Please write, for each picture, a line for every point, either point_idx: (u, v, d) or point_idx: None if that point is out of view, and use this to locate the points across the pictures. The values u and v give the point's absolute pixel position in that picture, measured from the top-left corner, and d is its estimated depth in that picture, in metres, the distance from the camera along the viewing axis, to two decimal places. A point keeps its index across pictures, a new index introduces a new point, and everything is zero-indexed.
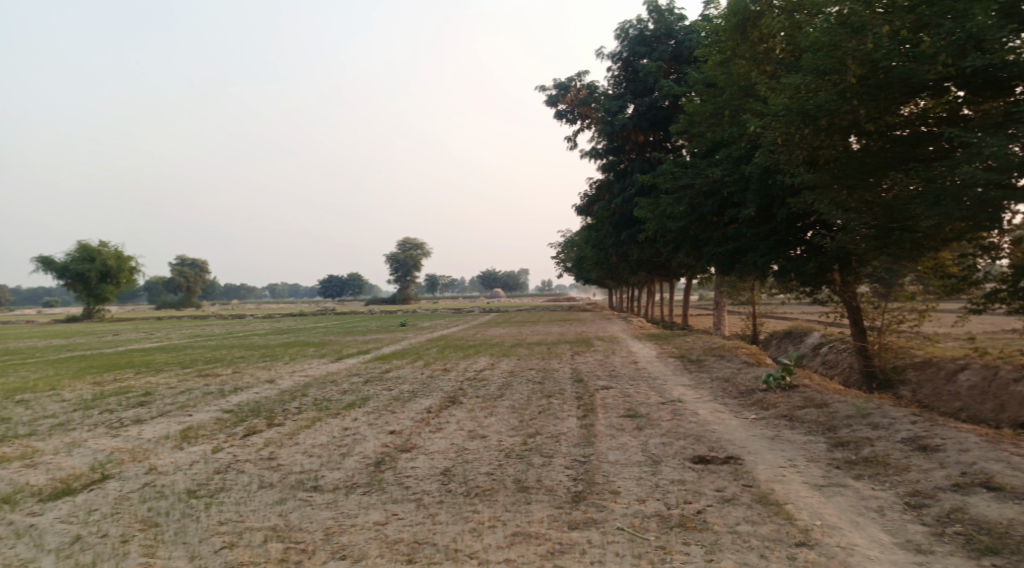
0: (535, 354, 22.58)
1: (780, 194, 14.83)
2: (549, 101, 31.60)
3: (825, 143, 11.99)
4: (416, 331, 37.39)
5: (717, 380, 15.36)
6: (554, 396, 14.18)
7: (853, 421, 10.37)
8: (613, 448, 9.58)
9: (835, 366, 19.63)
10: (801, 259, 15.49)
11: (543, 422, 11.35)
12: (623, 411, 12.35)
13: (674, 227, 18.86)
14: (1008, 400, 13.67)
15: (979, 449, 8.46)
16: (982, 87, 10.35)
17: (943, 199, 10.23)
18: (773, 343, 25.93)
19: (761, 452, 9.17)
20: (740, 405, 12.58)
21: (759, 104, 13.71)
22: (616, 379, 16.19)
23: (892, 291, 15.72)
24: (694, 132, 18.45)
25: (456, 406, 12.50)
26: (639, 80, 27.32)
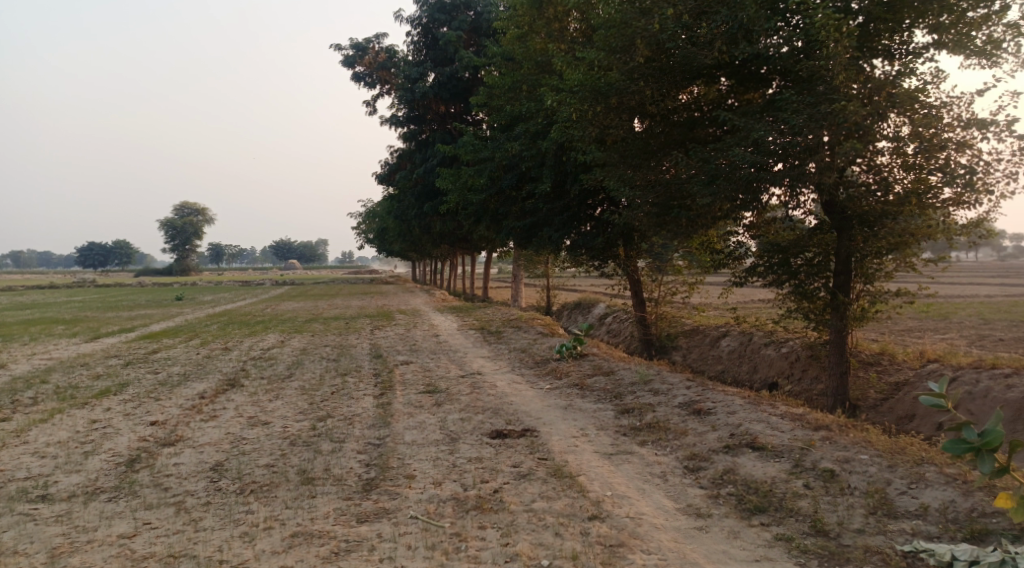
0: (328, 330, 21.71)
1: (573, 170, 15.18)
2: (346, 62, 30.22)
3: (615, 121, 12.39)
4: (199, 307, 34.69)
5: (514, 351, 15.57)
6: (348, 373, 13.60)
7: (638, 388, 10.85)
8: (407, 427, 9.25)
9: (617, 334, 20.90)
10: (591, 234, 16.01)
11: (333, 404, 10.76)
12: (421, 386, 12.06)
13: (474, 200, 18.83)
14: (759, 361, 15.07)
15: (744, 410, 9.08)
16: (745, 79, 11.31)
17: (716, 179, 10.76)
18: (565, 313, 26.95)
19: (555, 423, 9.28)
20: (536, 375, 12.78)
21: (554, 79, 13.88)
22: (415, 353, 15.90)
23: (666, 266, 16.29)
24: (494, 105, 18.40)
25: (236, 391, 11.53)
26: (439, 49, 26.94)
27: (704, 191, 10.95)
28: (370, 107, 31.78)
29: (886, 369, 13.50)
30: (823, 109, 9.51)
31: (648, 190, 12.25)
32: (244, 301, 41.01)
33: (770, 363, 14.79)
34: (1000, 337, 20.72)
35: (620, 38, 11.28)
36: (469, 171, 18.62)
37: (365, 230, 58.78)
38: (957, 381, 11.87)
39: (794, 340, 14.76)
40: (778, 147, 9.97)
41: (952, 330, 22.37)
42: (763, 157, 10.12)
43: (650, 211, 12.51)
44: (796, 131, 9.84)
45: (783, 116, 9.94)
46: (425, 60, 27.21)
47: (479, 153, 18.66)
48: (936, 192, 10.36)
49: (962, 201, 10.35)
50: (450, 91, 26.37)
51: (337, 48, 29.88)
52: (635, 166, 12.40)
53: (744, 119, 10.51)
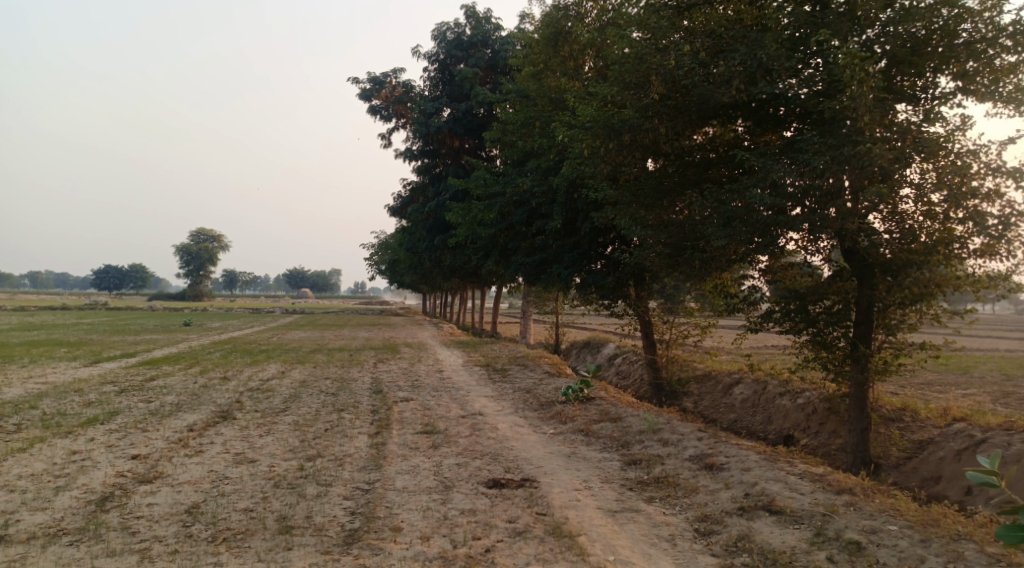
0: (331, 362, 21.24)
1: (585, 208, 14.81)
2: (363, 94, 30.23)
3: (628, 159, 12.03)
4: (204, 333, 34.32)
5: (519, 391, 15.03)
6: (344, 409, 13.11)
7: (646, 437, 10.30)
8: (400, 471, 8.74)
9: (626, 376, 20.32)
10: (602, 274, 15.55)
11: (325, 442, 10.26)
12: (419, 427, 11.55)
13: (484, 234, 18.48)
14: (774, 412, 14.44)
15: (760, 467, 8.53)
16: (763, 120, 10.87)
17: (732, 221, 10.30)
18: (574, 352, 26.40)
19: (557, 473, 8.74)
20: (539, 418, 12.25)
21: (568, 115, 13.57)
22: (417, 390, 15.39)
23: (678, 308, 16.08)
24: (507, 140, 18.14)
25: (226, 425, 11.06)
26: (455, 84, 26.93)
27: (721, 232, 10.47)
28: (385, 140, 31.73)
29: (908, 426, 12.87)
30: (847, 150, 9.05)
31: (661, 230, 11.82)
32: (251, 328, 40.66)
33: (785, 415, 14.15)
34: (1022, 393, 20.01)
35: (635, 73, 10.93)
36: (478, 205, 18.29)
37: (377, 261, 58.59)
38: (985, 443, 11.27)
39: (810, 391, 14.13)
40: (798, 190, 9.51)
41: (971, 385, 21.68)
42: (782, 199, 9.63)
43: (663, 251, 12.09)
44: (817, 174, 9.37)
45: (803, 158, 9.48)
46: (441, 95, 27.14)
47: (490, 188, 18.37)
48: (965, 242, 9.83)
49: (993, 253, 9.83)
50: (465, 127, 26.23)
51: (354, 80, 29.90)
52: (649, 205, 11.96)
53: (763, 160, 10.07)
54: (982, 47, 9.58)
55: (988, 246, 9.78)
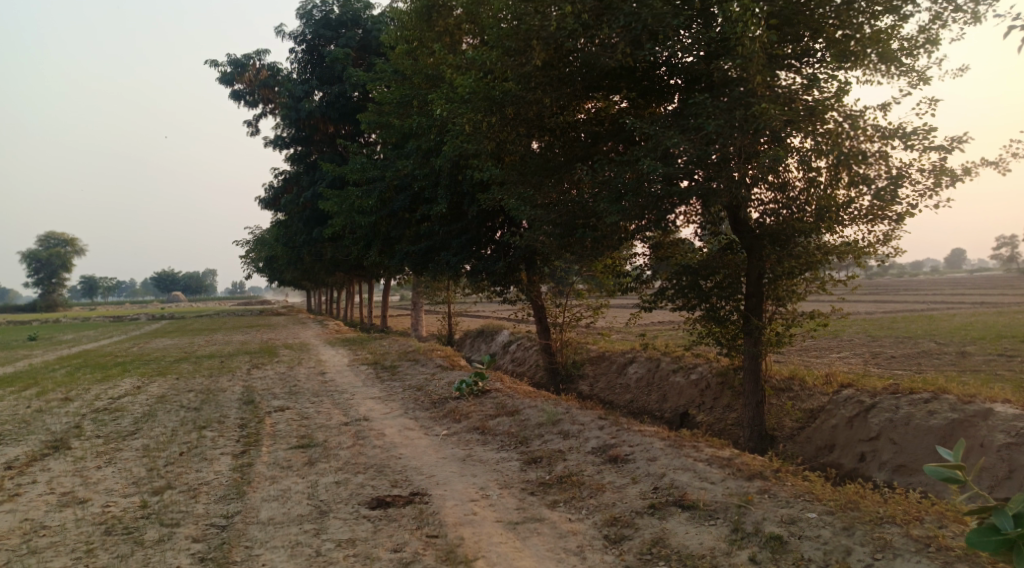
0: (199, 371, 19.39)
1: (470, 190, 13.84)
2: (224, 79, 27.97)
3: (512, 135, 11.19)
4: (53, 348, 31.19)
5: (408, 389, 13.91)
6: (207, 426, 11.60)
7: (546, 431, 9.45)
8: (267, 499, 7.51)
9: (522, 362, 19.61)
10: (491, 260, 14.67)
11: (180, 470, 8.85)
12: (295, 440, 10.27)
13: (363, 223, 16.98)
14: (668, 389, 14.01)
15: (666, 455, 7.81)
16: (646, 92, 10.30)
17: (624, 196, 9.62)
18: (468, 342, 25.41)
19: (450, 482, 7.74)
20: (432, 418, 11.21)
21: (444, 89, 12.46)
22: (294, 397, 13.99)
23: (569, 291, 15.52)
24: (383, 122, 16.87)
25: (58, 460, 9.44)
26: (326, 66, 25.12)
27: (611, 206, 9.70)
28: (252, 127, 29.57)
29: (799, 395, 12.24)
30: (742, 114, 8.52)
31: (552, 210, 11.03)
32: (113, 338, 37.44)
33: (679, 392, 13.73)
34: (892, 354, 20.72)
35: (514, 39, 9.94)
36: (355, 191, 16.86)
37: (253, 259, 55.41)
38: (875, 408, 10.59)
39: (703, 366, 13.79)
40: (691, 157, 8.87)
41: (845, 349, 22.31)
42: (677, 168, 8.98)
43: (552, 232, 11.24)
44: (711, 140, 8.82)
45: (697, 124, 8.88)
46: (310, 78, 25.35)
47: (366, 173, 17.04)
48: (852, 205, 9.45)
49: (880, 216, 9.46)
50: (339, 111, 24.58)
51: (213, 63, 27.57)
52: (537, 182, 11.28)
53: (653, 128, 9.40)
54: (857, 11, 9.21)
55: (876, 206, 9.35)
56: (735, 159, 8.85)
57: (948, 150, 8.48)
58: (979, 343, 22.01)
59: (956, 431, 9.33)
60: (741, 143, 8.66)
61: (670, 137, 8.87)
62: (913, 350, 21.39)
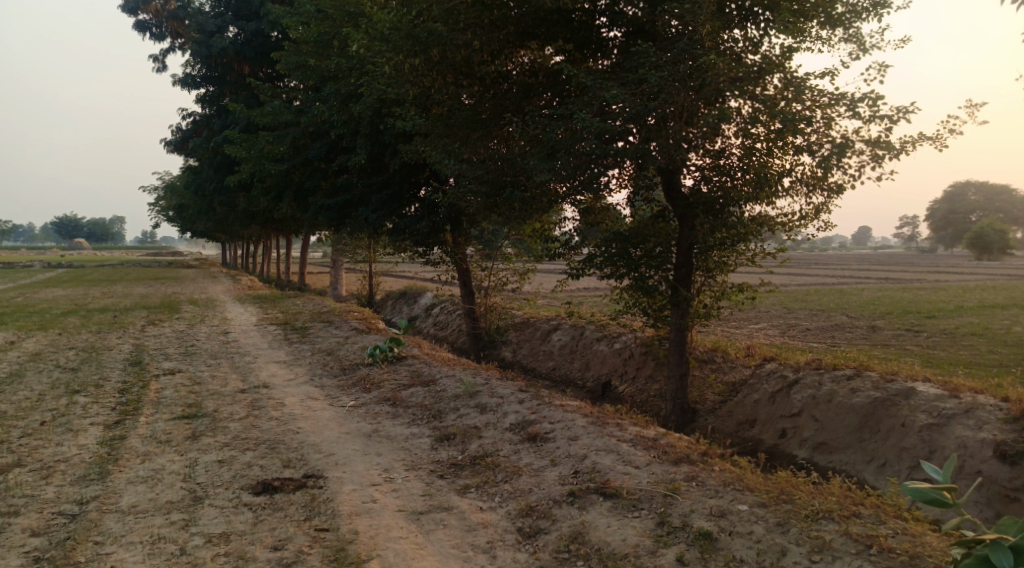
0: (88, 326, 17.81)
1: (391, 140, 12.75)
2: (127, 7, 25.59)
3: (437, 82, 10.21)
4: None
5: (317, 354, 12.89)
6: (82, 390, 10.35)
7: (462, 404, 8.56)
8: (134, 481, 6.51)
9: (444, 327, 18.73)
10: (414, 218, 13.64)
11: (37, 443, 7.71)
12: (181, 409, 9.19)
13: (272, 172, 15.50)
14: (591, 358, 13.40)
15: (588, 434, 7.10)
16: (584, 43, 9.50)
17: (555, 152, 8.78)
18: (388, 304, 24.25)
19: (350, 461, 6.90)
20: (340, 387, 10.26)
21: (362, 24, 11.24)
22: (188, 359, 12.78)
23: (496, 254, 14.68)
24: (297, 61, 15.48)
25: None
26: (241, 0, 23.22)
27: (541, 162, 8.88)
28: (158, 62, 27.30)
29: (722, 366, 11.47)
30: (685, 67, 7.87)
31: (477, 165, 10.14)
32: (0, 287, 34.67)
33: (603, 361, 13.09)
34: (809, 326, 20.84)
35: None
36: (265, 135, 15.45)
37: (160, 207, 52.24)
38: (798, 383, 10.03)
39: (628, 335, 13.16)
40: (628, 112, 8.09)
41: (765, 320, 22.33)
42: (615, 124, 8.19)
43: (477, 190, 10.32)
44: (654, 94, 8.10)
45: (637, 76, 8.17)
46: (223, 11, 23.38)
47: (277, 117, 15.65)
48: (790, 173, 8.89)
49: (818, 187, 8.93)
50: (255, 51, 22.79)
51: None
52: (463, 136, 10.28)
53: (589, 78, 8.58)
54: None
55: (814, 175, 8.81)
56: (679, 114, 8.14)
57: (893, 120, 8.03)
58: (890, 318, 22.41)
59: (878, 409, 8.90)
60: (683, 101, 7.97)
61: (610, 89, 8.02)
62: (829, 323, 21.60)
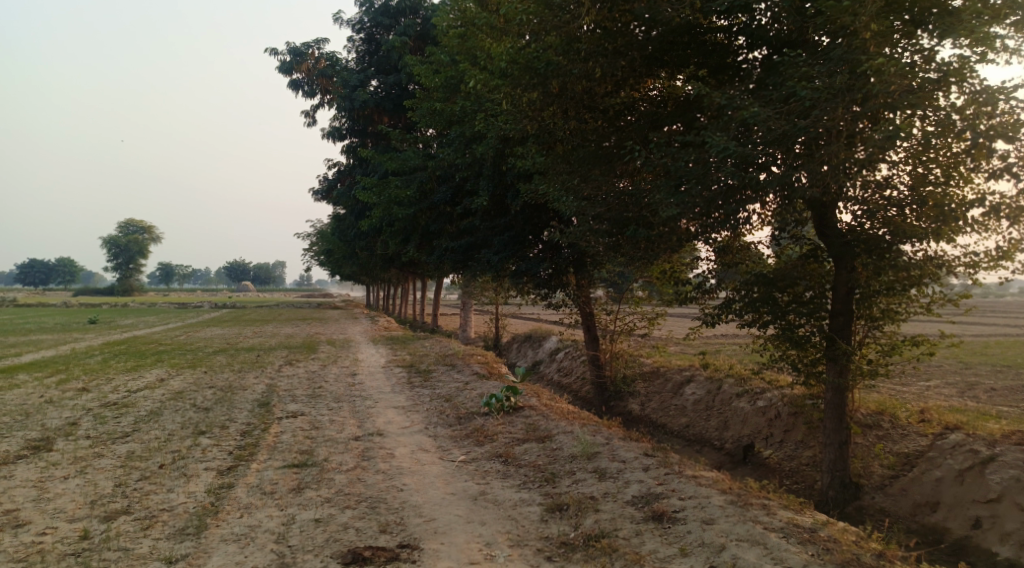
0: (230, 365, 18.45)
1: (514, 181, 12.27)
2: (282, 68, 27.25)
3: (558, 118, 9.55)
4: (103, 334, 31.10)
5: (436, 400, 12.44)
6: (204, 432, 10.39)
7: (578, 467, 7.71)
8: (228, 539, 6.16)
9: (569, 372, 17.88)
10: (537, 261, 13.02)
11: (149, 489, 7.61)
12: (293, 457, 8.93)
13: (399, 216, 15.45)
14: (731, 416, 11.91)
15: (727, 518, 6.05)
16: (720, 68, 8.59)
17: (686, 185, 7.83)
18: (514, 347, 23.77)
19: (453, 530, 6.23)
20: (453, 438, 9.68)
21: (483, 64, 10.92)
22: (312, 402, 12.72)
23: (625, 297, 13.92)
24: (427, 107, 15.49)
25: (22, 470, 8.37)
26: (383, 55, 23.96)
27: (671, 197, 7.96)
28: (309, 118, 28.81)
29: (889, 434, 9.84)
30: (842, 79, 6.80)
31: (599, 203, 9.32)
32: (167, 326, 37.42)
33: (742, 419, 11.63)
34: (990, 386, 18.16)
35: None
36: (395, 181, 15.47)
37: (311, 251, 55.20)
38: (992, 461, 8.37)
39: (772, 391, 11.68)
40: (772, 135, 7.08)
41: (934, 377, 19.76)
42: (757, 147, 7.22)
43: (599, 230, 9.52)
44: (806, 111, 7.09)
45: (784, 93, 7.18)
46: (367, 67, 24.25)
47: (406, 163, 15.68)
48: (978, 207, 7.51)
49: (1015, 217, 7.47)
50: (394, 102, 23.42)
51: (272, 52, 26.86)
52: (585, 173, 9.49)
53: (728, 98, 7.65)
54: None
55: (1010, 204, 7.43)
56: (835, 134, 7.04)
57: None
58: None
59: None
60: (839, 118, 6.91)
61: (752, 108, 7.07)
62: (1014, 383, 18.74)
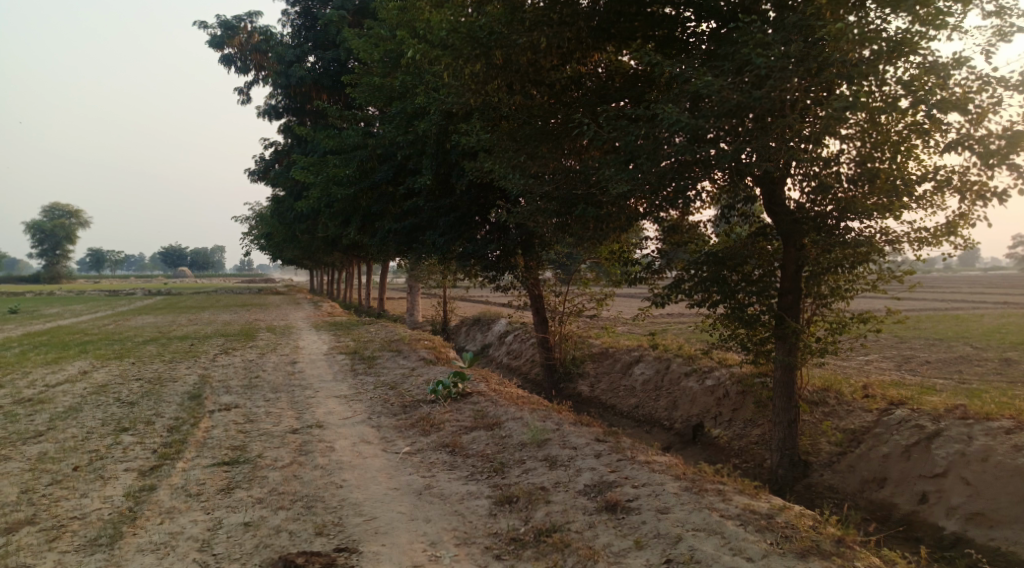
0: (161, 355, 17.52)
1: (458, 159, 11.75)
2: (214, 43, 25.93)
3: (502, 92, 9.06)
4: (25, 326, 29.43)
5: (380, 388, 11.93)
6: (128, 429, 9.68)
7: (528, 456, 7.34)
8: (145, 549, 5.60)
9: (518, 355, 17.53)
10: (482, 242, 12.56)
11: (60, 495, 6.95)
12: (224, 453, 8.34)
13: (338, 197, 14.77)
14: (679, 396, 11.72)
15: (682, 506, 5.76)
16: (666, 43, 8.27)
17: (636, 159, 7.46)
18: (462, 330, 23.31)
19: (393, 529, 5.80)
20: (396, 428, 9.21)
21: (424, 33, 10.30)
22: (248, 393, 12.08)
23: (572, 278, 13.59)
24: (367, 82, 14.76)
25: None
26: (320, 30, 22.98)
27: (620, 172, 7.61)
28: (245, 95, 27.56)
29: (837, 410, 9.76)
30: (798, 47, 6.45)
31: (547, 180, 8.87)
32: (96, 314, 35.69)
33: (692, 399, 11.45)
34: (929, 359, 18.51)
35: None
36: (333, 160, 14.75)
37: (250, 235, 53.55)
38: (940, 436, 8.31)
39: (722, 370, 11.51)
40: (726, 107, 6.73)
41: (876, 351, 20.07)
42: (710, 120, 6.87)
43: (545, 208, 9.11)
44: (761, 82, 6.75)
45: (739, 62, 6.81)
46: (304, 42, 23.21)
47: (346, 141, 14.95)
48: (926, 182, 7.35)
49: (963, 192, 7.34)
50: (333, 78, 22.49)
51: (202, 26, 25.51)
52: (532, 150, 9.03)
53: (678, 68, 7.28)
54: None
55: (959, 178, 7.29)
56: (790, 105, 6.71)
57: None
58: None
59: None
60: (795, 89, 6.60)
61: (705, 78, 6.69)
62: (951, 355, 19.15)
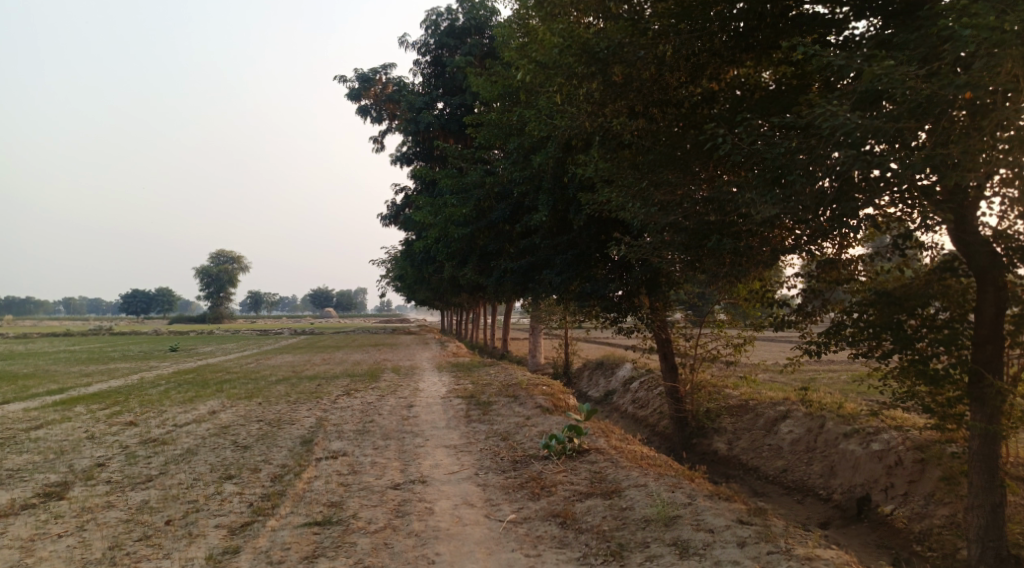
0: (286, 396, 17.59)
1: (576, 193, 10.85)
2: (351, 93, 26.70)
3: (623, 113, 8.07)
4: (176, 362, 31.16)
5: (493, 439, 11.05)
6: (232, 477, 9.32)
7: (653, 538, 6.18)
8: None
9: (645, 405, 16.20)
10: (605, 283, 11.53)
11: (144, 553, 6.51)
12: (320, 510, 7.72)
13: (456, 236, 14.25)
14: (838, 461, 10.06)
15: None
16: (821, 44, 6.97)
17: (786, 180, 6.25)
18: (586, 375, 22.19)
19: None
20: (506, 488, 8.27)
21: (533, 55, 9.52)
22: (359, 440, 11.57)
23: (705, 320, 12.32)
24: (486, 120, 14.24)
25: (16, 528, 7.44)
26: (448, 76, 23.01)
27: (765, 196, 6.39)
28: (377, 143, 28.32)
29: None
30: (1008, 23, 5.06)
31: (674, 209, 7.63)
32: (241, 353, 37.36)
33: (854, 466, 9.76)
34: None
35: None
36: (451, 199, 14.29)
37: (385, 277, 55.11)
38: None
39: (889, 433, 9.76)
40: (913, 102, 5.47)
41: None
42: (891, 122, 5.57)
43: (673, 242, 7.99)
44: (957, 68, 5.46)
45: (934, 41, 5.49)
46: (433, 89, 23.44)
47: (463, 179, 14.44)
48: None
49: None
50: (459, 122, 22.46)
51: (340, 78, 26.35)
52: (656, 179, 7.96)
53: (844, 64, 5.95)
54: None
55: None
56: (1001, 92, 5.33)
57: None
58: None
59: None
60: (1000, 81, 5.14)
61: (876, 69, 5.46)
62: None
